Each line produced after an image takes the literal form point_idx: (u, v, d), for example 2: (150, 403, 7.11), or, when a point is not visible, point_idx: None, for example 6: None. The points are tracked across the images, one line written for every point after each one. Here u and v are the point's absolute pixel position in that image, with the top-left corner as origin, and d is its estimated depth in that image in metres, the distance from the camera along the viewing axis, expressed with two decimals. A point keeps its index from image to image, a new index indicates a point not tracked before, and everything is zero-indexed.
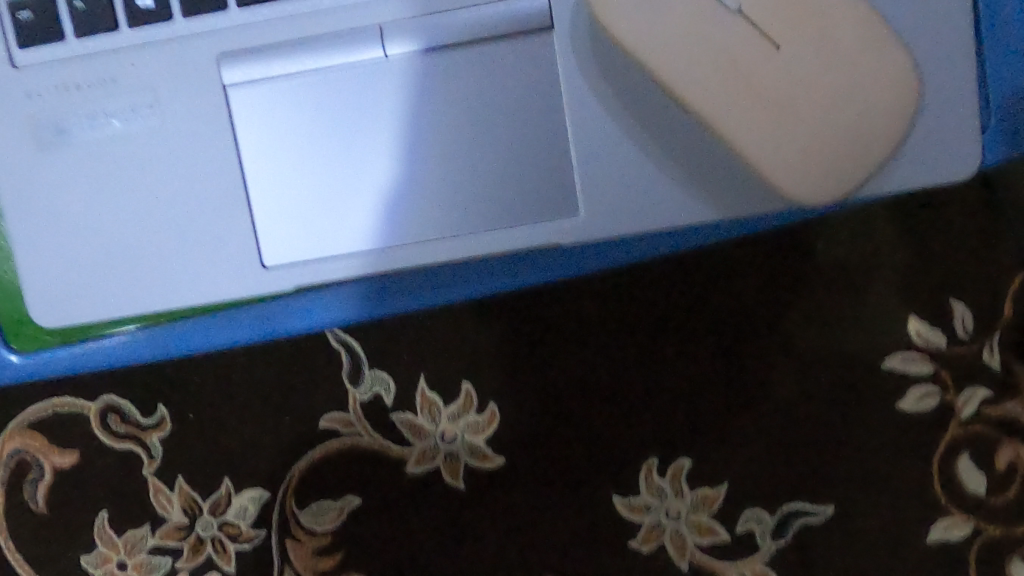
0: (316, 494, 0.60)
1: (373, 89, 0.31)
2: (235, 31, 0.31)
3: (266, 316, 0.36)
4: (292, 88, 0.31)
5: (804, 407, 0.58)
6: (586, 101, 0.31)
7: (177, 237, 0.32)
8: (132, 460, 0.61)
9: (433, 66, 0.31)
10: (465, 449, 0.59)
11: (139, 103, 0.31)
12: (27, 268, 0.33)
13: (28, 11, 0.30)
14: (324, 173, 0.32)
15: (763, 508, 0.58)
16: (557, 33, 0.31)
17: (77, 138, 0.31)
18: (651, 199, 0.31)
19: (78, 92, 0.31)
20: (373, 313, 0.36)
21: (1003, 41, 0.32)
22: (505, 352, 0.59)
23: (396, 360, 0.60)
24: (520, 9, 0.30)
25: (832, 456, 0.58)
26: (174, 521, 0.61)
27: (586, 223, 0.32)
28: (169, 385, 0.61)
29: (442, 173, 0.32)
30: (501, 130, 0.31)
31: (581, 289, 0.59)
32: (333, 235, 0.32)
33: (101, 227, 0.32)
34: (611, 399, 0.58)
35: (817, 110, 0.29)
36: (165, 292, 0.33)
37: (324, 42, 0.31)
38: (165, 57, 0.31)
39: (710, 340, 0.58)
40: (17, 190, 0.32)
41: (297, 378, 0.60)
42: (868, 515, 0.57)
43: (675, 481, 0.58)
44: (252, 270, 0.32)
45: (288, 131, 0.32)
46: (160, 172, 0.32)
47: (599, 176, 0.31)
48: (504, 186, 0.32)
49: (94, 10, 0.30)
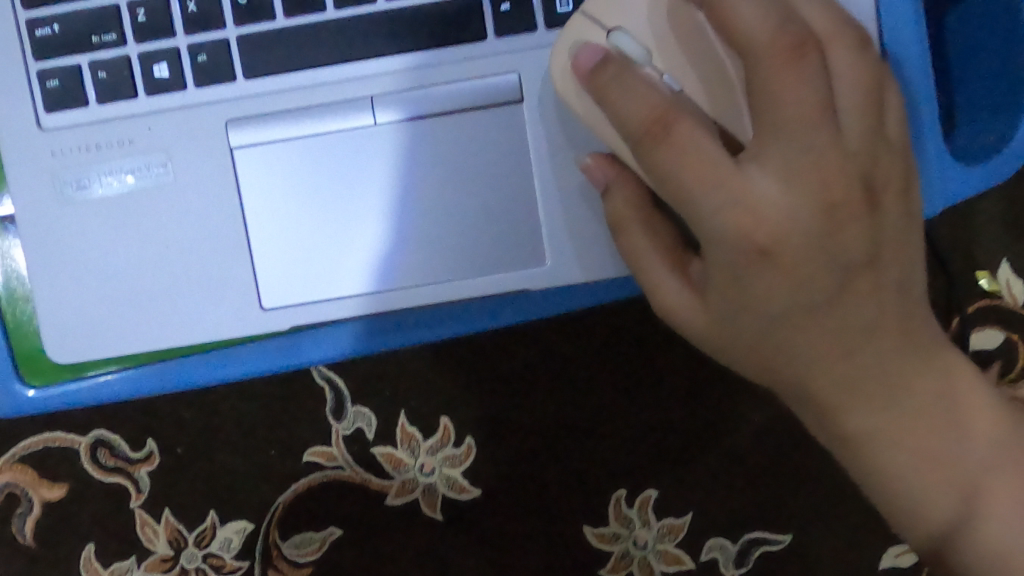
0: (300, 525, 0.62)
1: (364, 149, 0.35)
2: (241, 98, 0.35)
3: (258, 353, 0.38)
4: (291, 146, 0.35)
5: (761, 439, 0.61)
6: (554, 161, 0.35)
7: (184, 282, 0.36)
8: (121, 494, 0.63)
9: (418, 132, 0.35)
10: (443, 480, 0.62)
11: (153, 161, 0.35)
12: (46, 309, 0.36)
13: (56, 80, 0.34)
14: (319, 222, 0.35)
15: (724, 536, 0.61)
16: (528, 102, 0.35)
17: (98, 193, 0.35)
18: (608, 247, 0.36)
19: (96, 151, 0.35)
20: (362, 350, 0.39)
21: (911, 109, 0.36)
22: (481, 388, 0.63)
23: (377, 396, 0.63)
24: (497, 83, 0.35)
25: (789, 487, 0.61)
26: (160, 553, 0.63)
27: (552, 270, 0.36)
28: (158, 420, 0.63)
29: (425, 224, 0.35)
30: (478, 187, 0.35)
31: (554, 328, 0.62)
32: (327, 281, 0.36)
33: (113, 273, 0.36)
34: (581, 434, 0.62)
35: (712, 190, 0.30)
36: (174, 331, 0.36)
37: (320, 107, 0.35)
38: (176, 120, 0.35)
39: (674, 377, 0.62)
40: (41, 238, 0.35)
41: (283, 413, 0.63)
42: (822, 543, 0.61)
43: (642, 512, 0.61)
44: (252, 313, 0.36)
45: (286, 188, 0.35)
46: (171, 223, 0.35)
47: (565, 227, 0.35)
48: (481, 236, 0.36)
49: (114, 79, 0.34)
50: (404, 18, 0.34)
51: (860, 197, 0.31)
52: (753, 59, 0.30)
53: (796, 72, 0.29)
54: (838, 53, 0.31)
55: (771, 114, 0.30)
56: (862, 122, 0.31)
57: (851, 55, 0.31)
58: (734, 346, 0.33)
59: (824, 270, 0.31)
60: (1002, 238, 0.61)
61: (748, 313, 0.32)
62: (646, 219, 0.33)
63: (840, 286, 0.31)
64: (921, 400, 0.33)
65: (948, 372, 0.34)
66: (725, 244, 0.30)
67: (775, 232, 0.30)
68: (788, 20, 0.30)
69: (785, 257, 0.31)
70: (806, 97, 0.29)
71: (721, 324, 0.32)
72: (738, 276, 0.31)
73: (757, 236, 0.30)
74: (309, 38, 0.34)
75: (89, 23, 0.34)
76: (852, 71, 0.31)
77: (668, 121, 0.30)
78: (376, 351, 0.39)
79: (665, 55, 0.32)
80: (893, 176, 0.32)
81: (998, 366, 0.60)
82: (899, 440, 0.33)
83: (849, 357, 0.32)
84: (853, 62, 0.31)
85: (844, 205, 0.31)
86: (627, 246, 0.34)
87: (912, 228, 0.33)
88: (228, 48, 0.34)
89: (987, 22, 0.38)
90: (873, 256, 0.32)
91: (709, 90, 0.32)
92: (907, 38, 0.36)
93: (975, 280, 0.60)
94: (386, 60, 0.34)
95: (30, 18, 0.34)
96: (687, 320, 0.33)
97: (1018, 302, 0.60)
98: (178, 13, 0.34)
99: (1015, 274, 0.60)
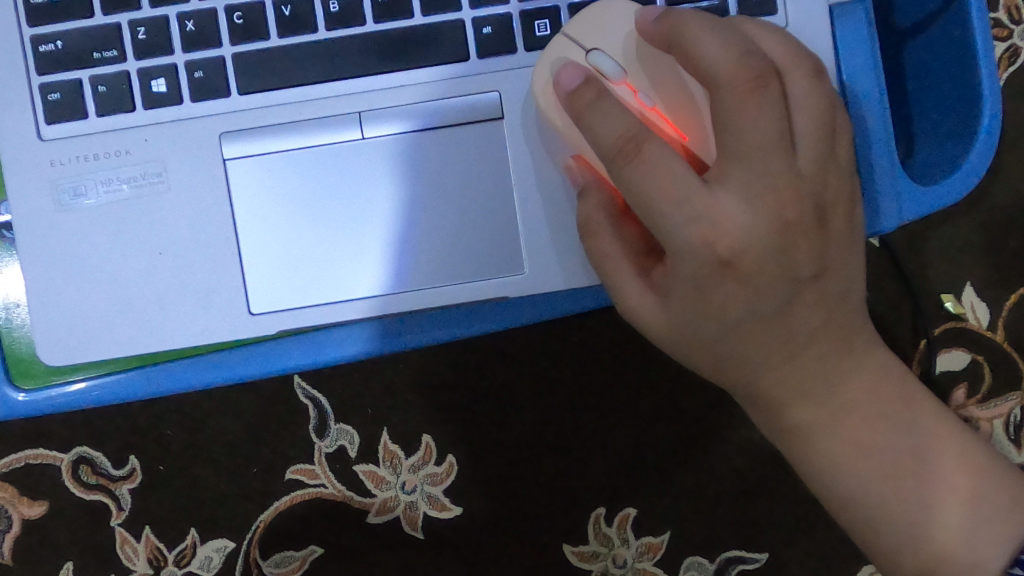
0: (281, 543, 0.63)
1: (352, 162, 0.37)
2: (234, 112, 0.36)
3: (257, 358, 0.40)
4: (279, 159, 0.37)
5: (736, 458, 0.62)
6: (531, 177, 0.37)
7: (176, 287, 0.37)
8: (100, 511, 0.63)
9: (405, 147, 0.37)
10: (424, 498, 0.63)
11: (149, 171, 0.36)
12: (39, 312, 0.37)
13: (57, 93, 0.36)
14: (306, 232, 0.37)
15: (702, 554, 0.62)
16: (507, 120, 0.37)
17: (94, 201, 0.36)
18: (582, 259, 0.37)
19: (94, 160, 0.36)
20: (357, 354, 0.40)
21: (869, 133, 0.39)
22: (461, 407, 0.63)
23: (360, 414, 0.63)
24: (477, 99, 0.36)
25: (764, 504, 0.62)
26: (139, 571, 0.63)
27: (534, 277, 0.37)
28: (140, 437, 0.64)
29: (411, 235, 0.37)
30: (463, 199, 0.37)
31: (535, 346, 0.63)
32: (314, 288, 0.37)
33: (107, 278, 0.37)
34: (560, 453, 0.63)
35: (685, 201, 0.31)
36: (165, 335, 0.37)
37: (309, 123, 0.37)
38: (173, 133, 0.36)
39: (653, 398, 0.63)
40: (36, 244, 0.37)
41: (266, 431, 0.64)
42: (795, 560, 0.62)
43: (621, 531, 0.62)
44: (240, 317, 0.37)
45: (276, 197, 0.37)
46: (164, 228, 0.37)
47: (541, 239, 0.37)
48: (462, 245, 0.37)
49: (113, 93, 0.36)
50: (391, 40, 0.36)
51: (813, 215, 0.33)
52: (718, 84, 0.32)
53: (758, 97, 0.32)
54: (797, 79, 0.33)
55: (733, 129, 0.32)
56: (819, 145, 0.33)
57: (808, 81, 0.33)
58: (693, 343, 0.35)
59: (778, 280, 0.33)
60: (966, 262, 0.63)
61: (709, 320, 0.34)
62: (617, 229, 0.35)
63: (792, 294, 0.34)
64: (854, 396, 0.37)
65: (876, 371, 0.37)
66: (691, 253, 0.32)
67: (736, 243, 0.32)
68: (750, 49, 0.32)
69: (745, 266, 0.33)
70: (767, 118, 0.32)
71: (684, 326, 0.35)
72: (704, 284, 0.33)
73: (721, 247, 0.32)
74: (300, 57, 0.36)
75: (92, 41, 0.36)
76: (810, 96, 0.33)
77: (641, 138, 0.32)
78: (371, 354, 0.40)
79: (634, 76, 0.35)
80: (843, 195, 0.35)
81: (965, 387, 0.62)
82: (839, 429, 0.37)
83: (793, 358, 0.35)
84: (809, 87, 0.33)
85: (800, 218, 0.33)
86: (598, 251, 0.35)
87: (854, 243, 0.35)
88: (223, 66, 0.36)
89: (937, 58, 0.41)
90: (821, 268, 0.34)
91: (674, 110, 0.34)
92: (863, 70, 0.39)
93: (940, 302, 0.63)
94: (372, 79, 0.36)
95: (34, 34, 0.36)
96: (654, 323, 0.35)
97: (981, 324, 0.63)
98: (177, 32, 0.35)
99: (978, 297, 0.63)
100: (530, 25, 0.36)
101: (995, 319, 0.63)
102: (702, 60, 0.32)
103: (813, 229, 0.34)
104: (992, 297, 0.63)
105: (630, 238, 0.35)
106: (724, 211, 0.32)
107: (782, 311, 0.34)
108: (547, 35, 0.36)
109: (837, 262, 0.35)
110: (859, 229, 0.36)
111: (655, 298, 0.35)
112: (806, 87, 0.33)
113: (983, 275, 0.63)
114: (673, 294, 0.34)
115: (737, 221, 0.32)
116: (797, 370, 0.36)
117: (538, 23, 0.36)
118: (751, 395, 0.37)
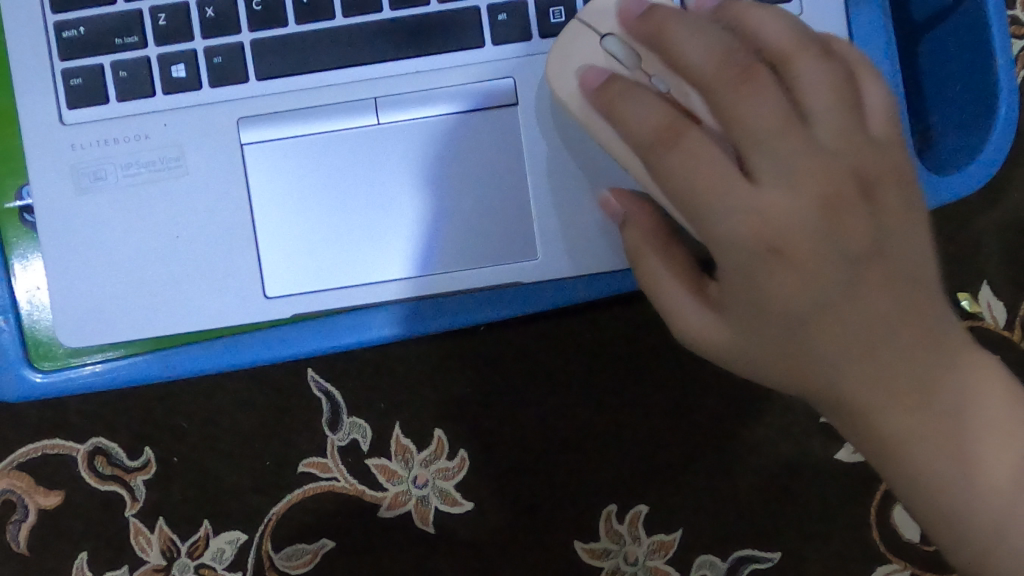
0: (293, 537, 0.63)
1: (370, 146, 0.37)
2: (252, 99, 0.37)
3: (283, 340, 0.40)
4: (297, 146, 0.37)
5: (748, 455, 0.62)
6: (547, 162, 0.37)
7: (193, 271, 0.37)
8: (114, 502, 0.64)
9: (422, 133, 0.37)
10: (435, 493, 0.63)
11: (167, 155, 0.37)
12: (58, 295, 0.38)
13: (78, 79, 0.36)
14: (322, 216, 0.37)
15: (714, 552, 0.61)
16: (521, 105, 0.37)
17: (112, 186, 0.37)
18: (596, 245, 0.37)
19: (113, 144, 0.37)
20: (383, 337, 0.40)
21: None
22: (472, 402, 0.64)
23: (372, 408, 0.64)
24: (491, 85, 0.37)
25: (777, 502, 0.62)
26: (152, 563, 0.63)
27: (549, 261, 0.38)
28: (155, 429, 0.64)
29: (430, 219, 0.37)
30: (479, 184, 0.37)
31: (547, 339, 0.63)
32: (330, 270, 0.38)
33: (124, 261, 0.37)
34: (572, 448, 0.63)
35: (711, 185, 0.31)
36: (182, 317, 0.38)
37: (325, 109, 0.37)
38: (191, 119, 0.37)
39: (667, 394, 0.62)
40: (57, 227, 0.37)
41: (280, 423, 0.64)
42: (808, 561, 0.61)
43: (632, 528, 0.62)
44: (255, 300, 0.38)
45: (292, 183, 0.37)
46: (178, 214, 0.37)
47: (556, 225, 0.37)
48: (477, 231, 0.38)
49: (134, 78, 0.36)
50: (408, 26, 0.36)
51: (859, 186, 0.32)
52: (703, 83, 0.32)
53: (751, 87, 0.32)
54: (805, 65, 0.32)
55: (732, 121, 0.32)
56: (839, 118, 0.32)
57: (819, 64, 0.32)
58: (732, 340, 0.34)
59: (830, 260, 0.31)
60: (984, 261, 0.62)
61: (765, 312, 0.32)
62: (658, 231, 0.35)
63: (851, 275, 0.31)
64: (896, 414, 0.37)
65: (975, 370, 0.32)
66: (732, 238, 0.31)
67: (781, 225, 0.31)
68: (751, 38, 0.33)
69: (794, 253, 0.31)
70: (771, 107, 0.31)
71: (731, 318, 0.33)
72: (751, 273, 0.31)
73: (766, 233, 0.31)
74: (316, 44, 0.36)
75: (113, 27, 0.36)
76: (820, 79, 0.32)
77: (676, 127, 0.32)
78: (396, 338, 0.41)
79: None
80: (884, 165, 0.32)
81: None
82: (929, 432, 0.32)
83: None
84: (821, 71, 0.32)
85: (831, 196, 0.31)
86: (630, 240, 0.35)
87: (913, 219, 0.33)
88: (242, 52, 0.36)
89: (955, 48, 0.41)
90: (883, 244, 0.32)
91: None
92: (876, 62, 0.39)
93: (955, 300, 0.62)
94: (386, 65, 0.37)
95: (58, 21, 0.36)
96: (706, 328, 0.34)
97: (998, 323, 0.62)
98: (196, 18, 0.36)
99: (994, 296, 0.62)
100: (545, 12, 0.36)
101: (1012, 318, 0.62)
102: (747, 38, 0.33)
103: (858, 202, 0.32)
104: (1010, 297, 0.62)
105: (673, 243, 0.35)
106: (798, 200, 0.31)
107: (842, 298, 0.31)
108: (561, 22, 0.36)
109: (896, 238, 0.32)
110: (914, 203, 0.33)
111: (718, 316, 0.33)
112: (816, 70, 0.32)
113: (1000, 274, 0.62)
114: (731, 305, 0.33)
115: (820, 210, 0.31)
116: (882, 367, 0.31)
117: (553, 10, 0.36)
118: (831, 399, 0.32)
